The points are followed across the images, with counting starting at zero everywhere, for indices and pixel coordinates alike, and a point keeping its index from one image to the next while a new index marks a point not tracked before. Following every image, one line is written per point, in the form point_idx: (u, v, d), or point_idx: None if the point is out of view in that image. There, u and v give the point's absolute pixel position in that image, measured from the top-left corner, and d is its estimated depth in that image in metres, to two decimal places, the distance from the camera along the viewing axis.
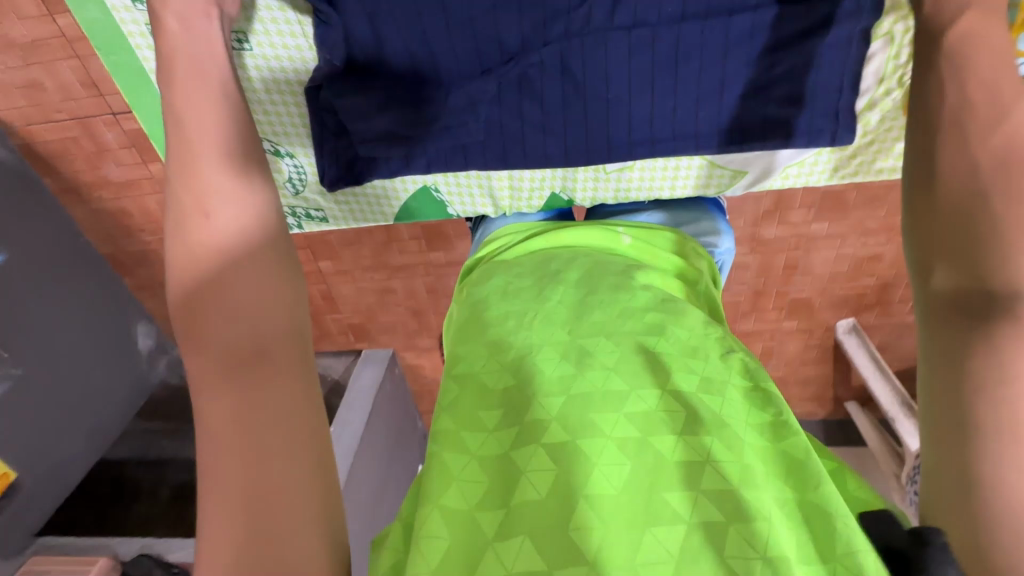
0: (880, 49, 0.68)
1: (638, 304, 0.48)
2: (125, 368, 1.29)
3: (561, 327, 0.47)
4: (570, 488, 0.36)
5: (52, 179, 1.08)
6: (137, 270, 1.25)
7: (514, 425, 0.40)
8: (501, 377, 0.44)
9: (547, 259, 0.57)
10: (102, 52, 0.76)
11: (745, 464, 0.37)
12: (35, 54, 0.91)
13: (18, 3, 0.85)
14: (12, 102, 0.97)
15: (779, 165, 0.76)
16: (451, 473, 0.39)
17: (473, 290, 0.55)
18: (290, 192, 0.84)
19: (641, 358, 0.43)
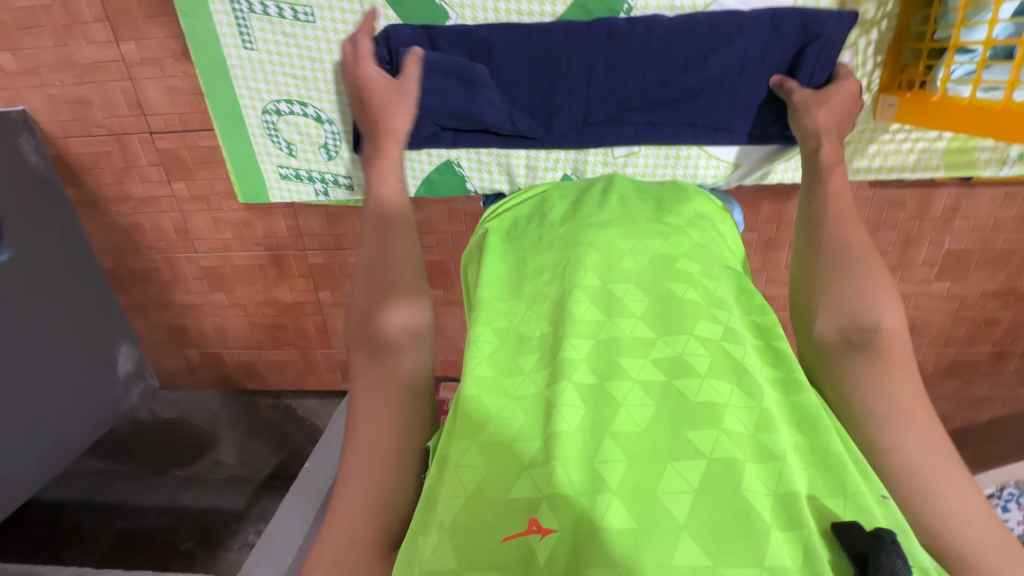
0: (849, 58, 0.81)
1: (666, 256, 0.55)
2: (99, 390, 1.25)
3: (592, 272, 0.53)
4: (601, 425, 0.42)
5: (75, 191, 1.13)
6: (135, 289, 1.25)
7: (548, 367, 0.47)
8: (537, 323, 0.51)
9: (578, 202, 0.65)
10: (183, 13, 0.85)
11: (764, 408, 0.43)
12: (93, 74, 1.00)
13: (91, 30, 0.96)
14: (57, 115, 1.04)
15: (768, 157, 0.88)
16: (491, 411, 0.45)
17: (511, 240, 0.63)
18: (323, 157, 0.95)
19: (666, 308, 0.50)
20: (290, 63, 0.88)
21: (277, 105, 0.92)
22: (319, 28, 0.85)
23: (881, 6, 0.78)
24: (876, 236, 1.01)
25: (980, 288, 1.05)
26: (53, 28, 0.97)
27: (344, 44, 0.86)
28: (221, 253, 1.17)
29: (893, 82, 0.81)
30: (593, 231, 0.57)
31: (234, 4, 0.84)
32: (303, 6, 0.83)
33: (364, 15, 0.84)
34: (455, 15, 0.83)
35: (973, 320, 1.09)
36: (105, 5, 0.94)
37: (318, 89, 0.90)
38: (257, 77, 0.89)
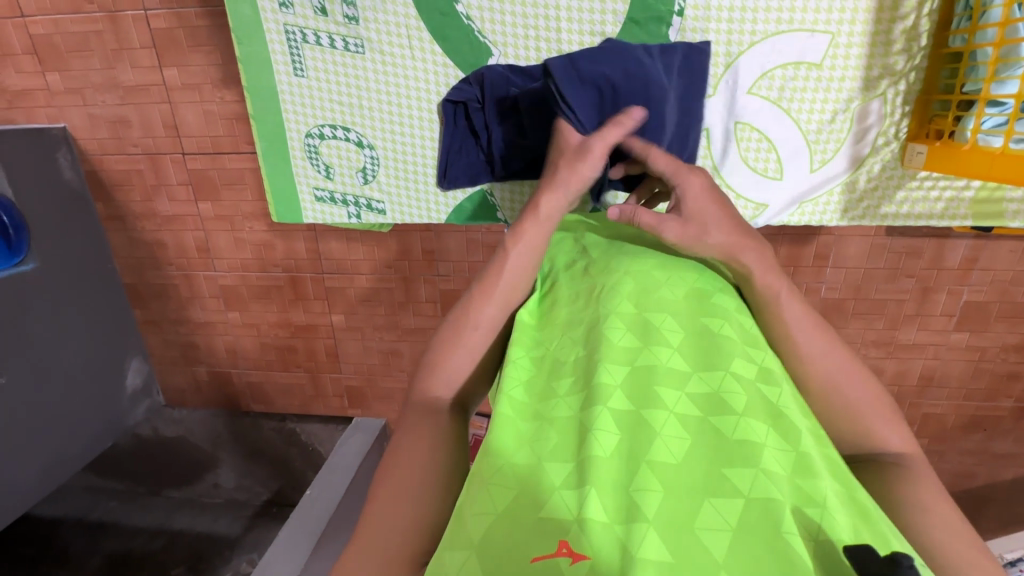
0: (877, 108, 0.84)
1: (701, 290, 0.56)
2: (107, 406, 1.25)
3: (627, 301, 0.54)
4: (637, 453, 0.42)
5: (105, 206, 1.16)
6: (152, 303, 1.26)
7: (582, 391, 0.47)
8: (571, 349, 0.52)
9: (614, 236, 0.68)
10: (239, 42, 0.89)
11: (802, 452, 0.42)
12: (134, 97, 1.05)
13: (137, 56, 1.01)
14: (96, 133, 1.09)
15: (796, 198, 0.89)
16: (524, 432, 0.45)
17: (547, 269, 0.66)
18: (360, 181, 0.97)
19: (703, 344, 0.50)
20: (338, 90, 0.91)
21: (321, 129, 0.94)
22: (367, 58, 0.89)
23: (910, 59, 0.81)
24: (893, 283, 1.01)
25: (1000, 340, 1.04)
26: (102, 52, 1.02)
27: (392, 75, 0.89)
28: (240, 272, 1.19)
29: (922, 131, 0.83)
30: (628, 261, 0.60)
31: (289, 34, 0.89)
32: (354, 37, 0.88)
33: (411, 49, 0.88)
34: (498, 53, 0.86)
35: (994, 373, 1.07)
36: (153, 32, 0.99)
37: (362, 117, 0.93)
38: (304, 103, 0.93)
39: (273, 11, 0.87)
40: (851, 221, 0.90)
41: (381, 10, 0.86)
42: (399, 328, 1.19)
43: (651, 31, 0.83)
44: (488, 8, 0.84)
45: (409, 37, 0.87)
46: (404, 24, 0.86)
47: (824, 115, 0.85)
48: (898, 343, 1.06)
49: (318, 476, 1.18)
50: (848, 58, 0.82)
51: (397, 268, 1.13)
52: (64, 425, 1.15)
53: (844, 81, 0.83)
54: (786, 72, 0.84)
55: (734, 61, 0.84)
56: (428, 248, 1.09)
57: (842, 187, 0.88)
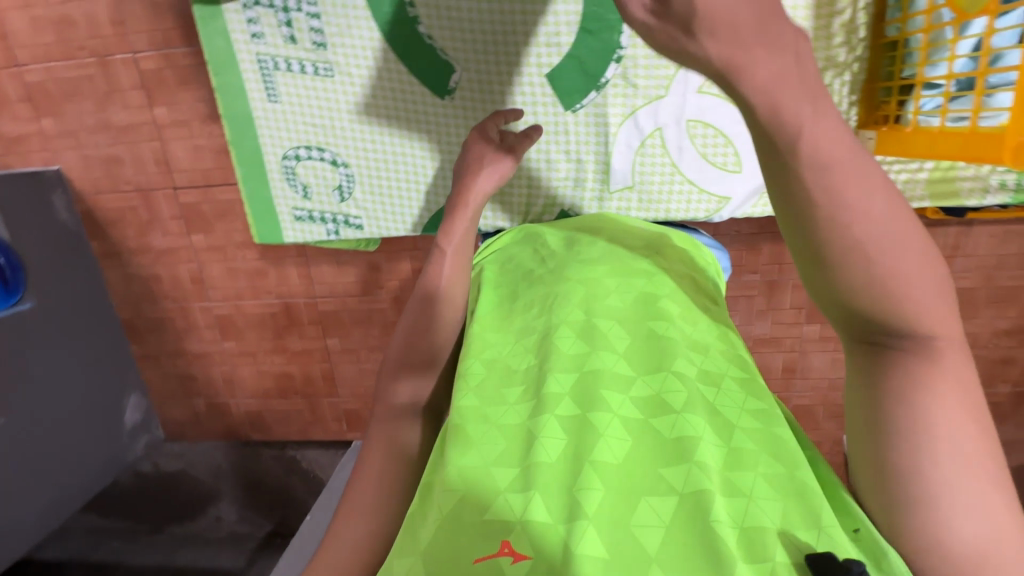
0: (825, 97, 0.84)
1: (647, 295, 0.57)
2: (107, 442, 1.25)
3: (578, 309, 0.56)
4: (580, 453, 0.43)
5: (100, 243, 1.18)
6: (148, 337, 1.27)
7: (532, 399, 0.48)
8: (523, 358, 0.53)
9: (574, 241, 0.68)
10: (215, 73, 0.93)
11: (733, 447, 0.44)
12: (126, 136, 1.08)
13: (127, 96, 1.05)
14: (90, 173, 1.12)
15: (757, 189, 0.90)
16: (473, 439, 0.47)
17: (506, 278, 0.67)
18: (336, 199, 1.00)
19: (649, 348, 0.51)
20: (310, 112, 0.94)
21: (296, 151, 0.97)
22: (335, 81, 0.92)
23: (851, 50, 0.82)
24: None
25: (991, 325, 1.04)
26: (93, 95, 1.06)
27: (358, 93, 0.92)
28: (234, 301, 1.20)
29: (871, 118, 0.84)
30: (580, 270, 0.61)
31: (262, 62, 0.92)
32: (321, 62, 0.91)
33: (377, 71, 0.91)
34: (461, 68, 0.89)
35: (989, 359, 1.07)
36: (142, 73, 1.03)
37: (335, 139, 0.96)
38: (279, 127, 0.96)
39: (245, 41, 0.91)
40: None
41: (346, 35, 0.89)
42: None
43: (606, 41, 0.86)
44: (449, 26, 0.87)
45: (373, 58, 0.90)
46: (367, 42, 0.89)
47: None
48: None
49: (317, 502, 1.15)
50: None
51: (388, 288, 1.14)
52: (64, 464, 1.16)
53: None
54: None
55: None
56: (417, 266, 1.11)
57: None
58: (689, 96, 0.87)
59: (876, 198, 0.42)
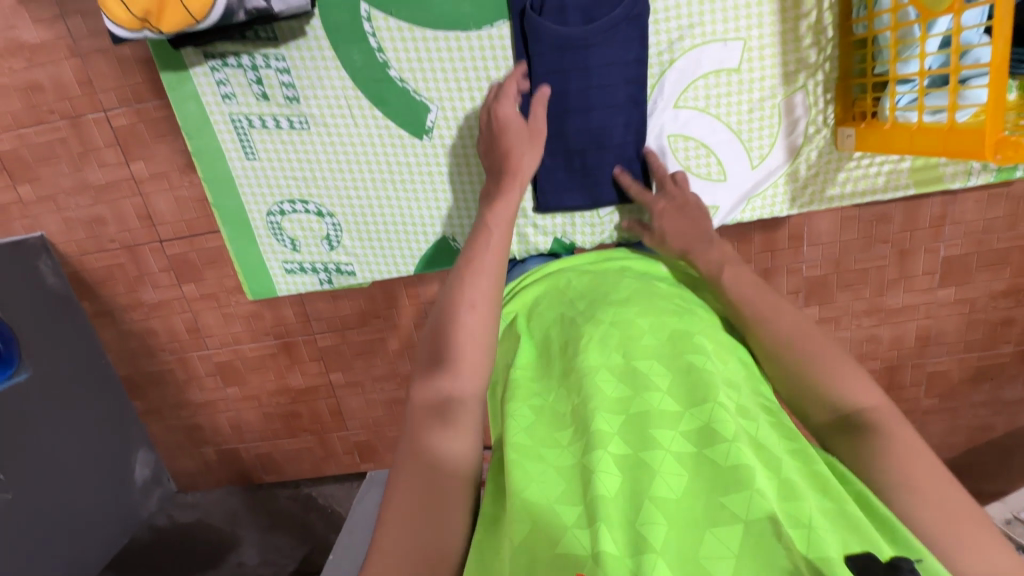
0: (801, 99, 0.87)
1: (677, 332, 0.54)
2: (119, 502, 1.25)
3: (614, 347, 0.53)
4: (640, 492, 0.43)
5: (90, 303, 1.17)
6: (150, 392, 1.26)
7: (582, 434, 0.47)
8: (564, 403, 0.51)
9: (598, 276, 0.67)
10: (190, 137, 0.92)
11: (786, 477, 0.43)
12: (105, 194, 1.07)
13: (103, 155, 1.04)
14: (73, 236, 1.11)
15: (744, 195, 0.91)
16: (530, 474, 0.46)
17: (532, 317, 0.64)
18: (327, 248, 0.99)
19: (690, 380, 0.49)
20: (290, 168, 0.94)
21: (280, 206, 0.97)
22: (311, 132, 0.91)
23: (821, 51, 0.84)
24: (870, 251, 1.02)
25: (987, 288, 1.05)
26: (69, 157, 1.05)
27: (341, 138, 0.92)
28: (232, 346, 1.19)
29: (848, 115, 0.86)
30: (610, 308, 0.58)
31: (236, 121, 0.91)
32: (298, 115, 0.91)
33: (354, 119, 0.91)
34: (436, 106, 0.89)
35: (989, 321, 1.08)
36: (115, 131, 1.02)
37: (325, 190, 0.95)
38: (260, 184, 0.95)
39: (217, 103, 0.90)
40: (801, 209, 0.93)
41: (318, 87, 0.89)
42: (398, 376, 1.19)
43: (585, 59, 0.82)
44: (420, 68, 0.88)
45: (349, 106, 0.90)
46: (346, 87, 0.89)
47: (750, 108, 0.87)
48: (886, 310, 1.07)
49: (337, 541, 1.14)
50: (764, 58, 0.85)
51: (386, 317, 1.14)
52: (72, 529, 1.15)
53: (764, 79, 0.86)
54: (710, 81, 0.86)
55: (659, 79, 0.86)
56: (413, 293, 1.10)
57: (785, 177, 0.91)
58: (667, 112, 0.88)
59: (785, 313, 0.58)
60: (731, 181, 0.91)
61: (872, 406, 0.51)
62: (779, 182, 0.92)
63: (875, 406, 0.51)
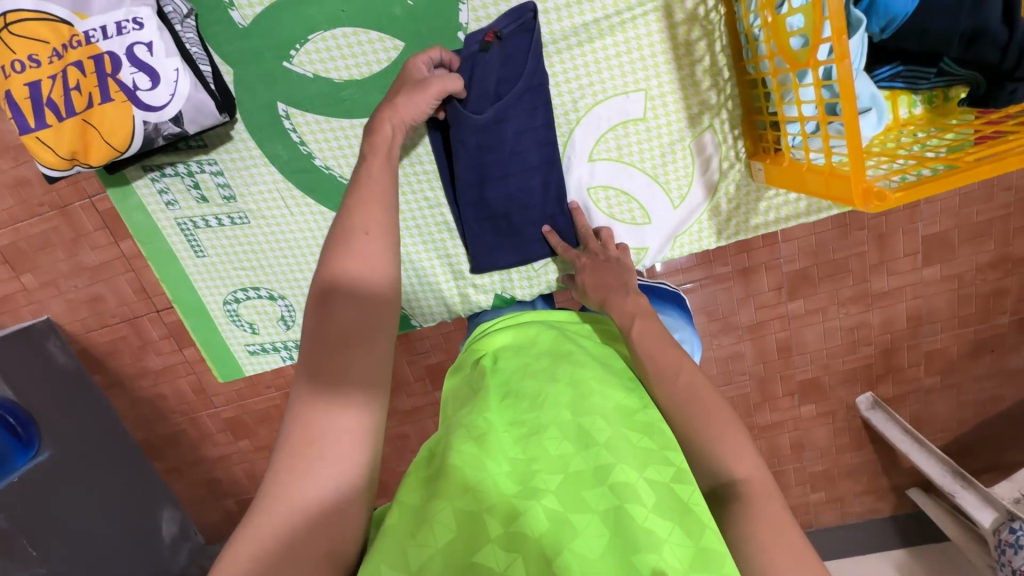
0: (711, 139, 0.87)
1: (628, 402, 0.48)
2: (150, 562, 1.29)
3: (564, 397, 0.48)
4: (557, 543, 0.38)
5: (101, 376, 1.22)
6: (169, 453, 1.31)
7: (521, 473, 0.42)
8: (509, 447, 0.45)
9: (560, 325, 0.61)
10: (143, 243, 0.97)
11: (703, 546, 0.38)
12: (101, 274, 1.12)
13: (93, 238, 1.09)
14: (77, 315, 1.16)
15: (669, 235, 0.93)
16: (467, 487, 0.41)
17: (497, 352, 0.58)
18: (283, 328, 1.03)
19: (629, 440, 0.44)
20: (237, 259, 0.98)
21: (234, 295, 1.01)
22: (254, 226, 0.95)
23: (721, 91, 0.84)
24: (847, 239, 1.02)
25: (973, 262, 1.03)
26: (63, 244, 1.10)
27: (281, 228, 0.95)
28: (238, 401, 1.24)
29: (757, 149, 0.85)
30: (570, 366, 0.51)
31: (181, 223, 0.95)
32: (238, 212, 0.94)
33: (289, 209, 0.94)
34: None
35: (980, 294, 1.06)
36: (102, 215, 1.08)
37: (274, 274, 0.99)
38: (212, 277, 0.99)
39: (161, 208, 0.94)
40: (728, 240, 0.93)
41: (251, 184, 0.93)
42: (399, 412, 1.22)
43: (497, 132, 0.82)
44: (340, 155, 0.91)
45: (282, 198, 0.94)
46: (276, 180, 0.92)
47: (663, 151, 0.88)
48: (873, 294, 1.06)
49: None
50: (667, 105, 0.86)
51: None
52: None
53: (671, 123, 0.87)
54: (619, 132, 0.88)
55: (569, 136, 0.88)
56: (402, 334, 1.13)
57: (708, 214, 0.91)
58: (583, 166, 0.89)
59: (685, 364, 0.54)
60: (654, 225, 0.92)
61: (746, 477, 0.46)
62: (704, 219, 0.92)
63: (748, 480, 0.46)
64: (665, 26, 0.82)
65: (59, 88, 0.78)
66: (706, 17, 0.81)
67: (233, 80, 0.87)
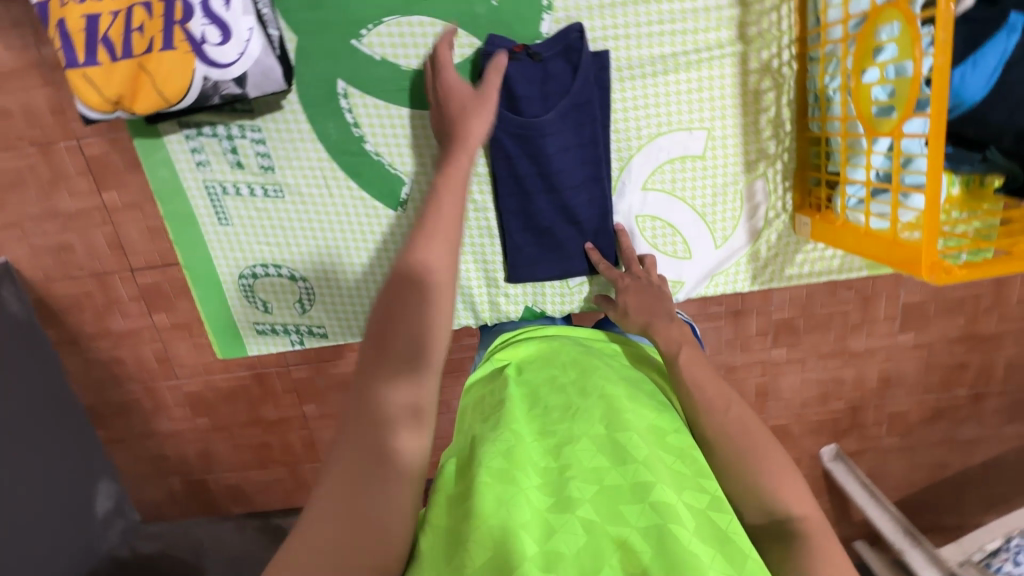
0: (762, 186, 0.90)
1: (661, 423, 0.49)
2: (79, 536, 1.19)
3: (596, 414, 0.48)
4: (598, 564, 0.38)
5: (55, 331, 1.14)
6: (116, 422, 1.23)
7: (552, 494, 0.43)
8: (538, 461, 0.45)
9: (586, 343, 0.62)
10: (162, 201, 0.92)
11: None
12: (75, 222, 1.05)
13: (73, 183, 1.02)
14: (40, 262, 1.08)
15: (707, 273, 0.94)
16: (500, 508, 0.41)
17: (522, 363, 0.59)
18: (298, 311, 0.99)
19: (662, 461, 0.45)
20: (262, 232, 0.93)
21: (252, 270, 0.96)
22: (286, 201, 0.91)
23: (780, 143, 0.88)
24: (835, 296, 1.06)
25: (944, 334, 1.09)
26: (38, 184, 1.02)
27: (312, 205, 0.92)
28: (203, 376, 1.17)
29: (804, 203, 0.90)
30: (600, 380, 0.51)
31: (209, 186, 0.91)
32: (272, 184, 0.90)
33: (329, 189, 0.91)
34: (411, 180, 0.91)
35: (946, 364, 1.12)
36: (88, 159, 1.01)
37: (298, 253, 0.94)
38: (232, 248, 0.94)
39: (190, 167, 0.89)
40: (762, 286, 0.96)
41: (293, 157, 0.89)
42: None
43: (560, 143, 0.83)
44: (395, 145, 0.89)
45: (323, 177, 0.90)
46: (322, 157, 0.89)
47: (715, 191, 0.90)
48: (850, 352, 1.11)
49: None
50: (727, 147, 0.88)
51: None
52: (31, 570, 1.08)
53: (728, 165, 0.89)
54: (676, 165, 0.89)
55: (627, 162, 0.89)
56: None
57: (747, 258, 0.94)
58: (635, 193, 0.90)
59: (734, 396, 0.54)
60: (693, 260, 0.93)
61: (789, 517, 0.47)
62: (742, 262, 0.95)
63: (807, 516, 0.47)
64: (738, 72, 0.85)
65: (119, 26, 0.73)
66: (778, 70, 0.85)
67: (295, 49, 0.84)
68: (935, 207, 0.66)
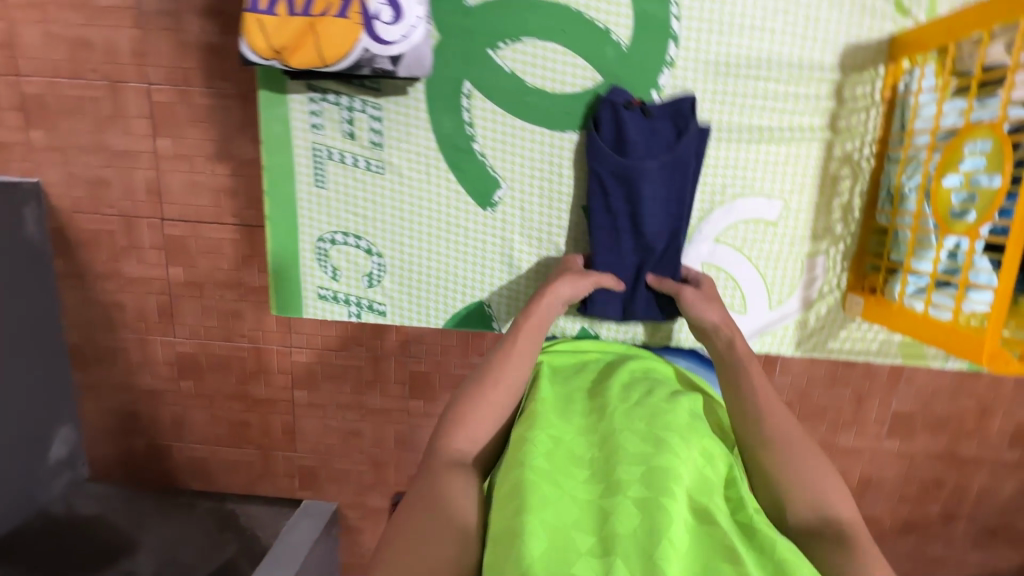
0: (823, 261, 0.97)
1: (698, 429, 0.65)
2: (22, 478, 1.12)
3: (640, 422, 0.65)
4: (655, 529, 0.52)
5: (63, 263, 1.11)
6: (96, 368, 1.18)
7: (602, 481, 0.59)
8: (580, 450, 0.63)
9: (622, 361, 0.80)
10: (268, 150, 0.94)
11: (776, 559, 0.51)
12: (120, 160, 1.05)
13: (132, 124, 1.03)
14: (72, 191, 1.07)
15: (755, 330, 0.99)
16: (556, 491, 0.56)
17: (564, 381, 0.77)
18: (366, 284, 1.01)
19: (693, 462, 0.60)
20: (353, 203, 0.97)
21: (333, 235, 0.98)
22: (385, 177, 0.96)
23: (847, 227, 0.95)
24: (833, 389, 1.10)
25: (927, 448, 1.14)
26: (94, 117, 1.03)
27: (407, 187, 0.96)
28: (200, 339, 1.15)
29: (859, 285, 0.96)
30: (636, 398, 0.70)
31: (317, 149, 0.95)
32: (377, 160, 0.95)
33: (430, 178, 0.95)
34: (506, 185, 0.95)
35: (924, 478, 1.16)
36: (153, 104, 1.03)
37: (381, 229, 0.98)
38: (320, 211, 0.97)
39: (304, 127, 0.93)
40: (804, 352, 1.00)
41: (403, 140, 0.94)
42: (364, 408, 1.17)
43: (655, 181, 0.86)
44: (500, 150, 0.94)
45: (428, 165, 0.95)
46: (429, 145, 0.94)
47: (781, 255, 0.96)
48: (837, 447, 1.14)
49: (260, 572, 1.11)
50: (800, 219, 0.95)
51: (368, 346, 1.12)
52: None
53: (798, 235, 0.96)
54: (750, 226, 0.95)
55: (706, 213, 0.95)
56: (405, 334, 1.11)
57: (795, 323, 0.99)
58: (706, 243, 0.96)
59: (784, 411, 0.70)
60: (748, 315, 0.98)
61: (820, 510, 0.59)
62: (790, 325, 1.00)
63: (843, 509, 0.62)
64: (823, 156, 0.93)
65: None
66: (858, 162, 0.93)
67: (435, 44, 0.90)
68: (1004, 301, 0.71)
